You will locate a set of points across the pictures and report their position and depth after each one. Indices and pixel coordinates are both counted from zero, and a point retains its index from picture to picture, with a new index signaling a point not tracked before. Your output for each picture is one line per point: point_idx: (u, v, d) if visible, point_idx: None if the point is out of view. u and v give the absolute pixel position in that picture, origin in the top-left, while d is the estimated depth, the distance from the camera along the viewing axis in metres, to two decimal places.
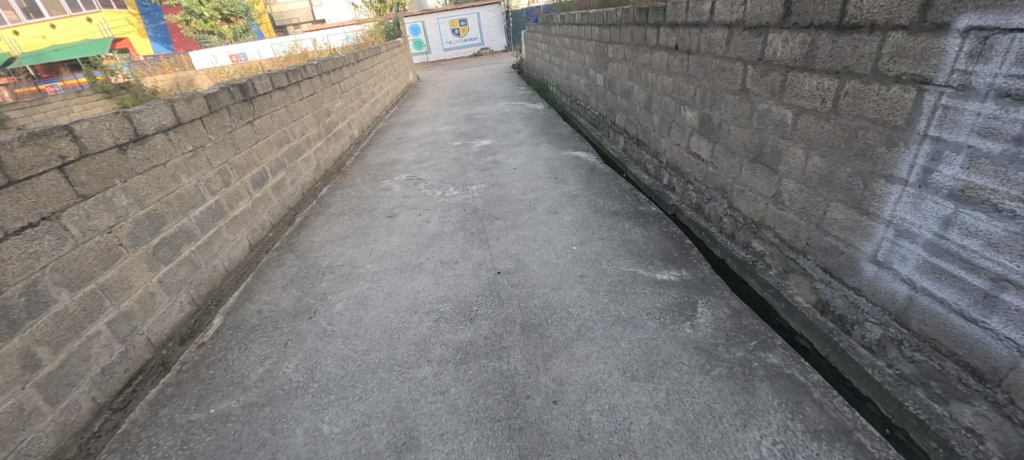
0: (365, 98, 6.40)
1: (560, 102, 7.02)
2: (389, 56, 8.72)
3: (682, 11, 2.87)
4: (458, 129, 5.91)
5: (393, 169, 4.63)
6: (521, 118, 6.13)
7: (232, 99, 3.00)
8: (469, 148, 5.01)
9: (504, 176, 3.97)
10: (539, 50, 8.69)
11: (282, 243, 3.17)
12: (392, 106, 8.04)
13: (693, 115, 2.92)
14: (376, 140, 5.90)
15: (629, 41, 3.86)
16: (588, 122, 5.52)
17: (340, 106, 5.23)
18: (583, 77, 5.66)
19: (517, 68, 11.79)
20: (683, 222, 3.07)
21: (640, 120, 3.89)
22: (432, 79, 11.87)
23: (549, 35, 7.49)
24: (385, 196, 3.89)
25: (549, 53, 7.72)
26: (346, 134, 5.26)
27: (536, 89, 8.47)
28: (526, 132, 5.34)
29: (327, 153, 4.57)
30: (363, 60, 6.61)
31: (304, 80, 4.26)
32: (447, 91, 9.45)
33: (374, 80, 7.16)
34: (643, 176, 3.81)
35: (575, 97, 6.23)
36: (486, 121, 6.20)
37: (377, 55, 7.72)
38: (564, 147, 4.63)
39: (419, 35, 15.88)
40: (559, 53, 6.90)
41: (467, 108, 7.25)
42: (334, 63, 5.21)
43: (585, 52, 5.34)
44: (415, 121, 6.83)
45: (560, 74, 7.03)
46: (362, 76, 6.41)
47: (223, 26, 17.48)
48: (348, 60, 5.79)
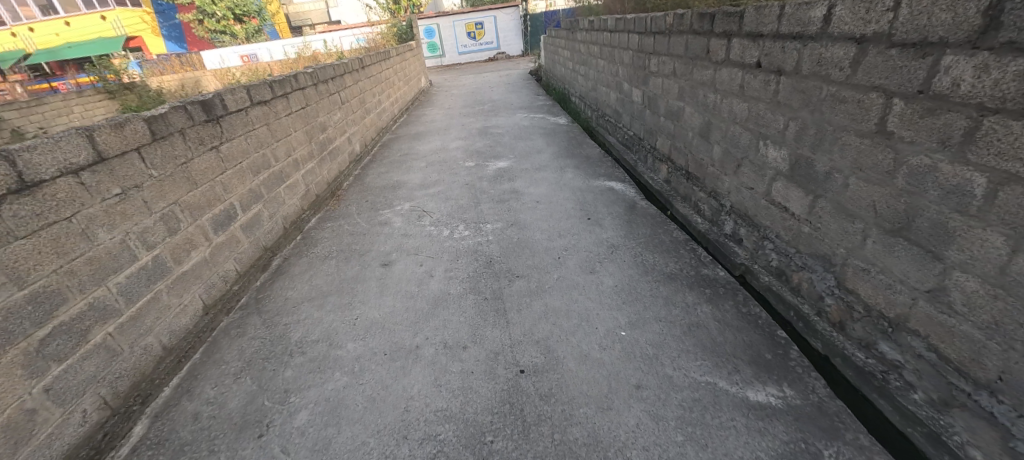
0: (370, 108, 5.78)
1: (584, 116, 6.33)
2: (400, 61, 8.11)
3: (770, 18, 2.18)
4: (472, 146, 5.25)
5: (395, 195, 4.00)
6: (543, 134, 5.45)
7: (190, 120, 2.39)
8: (484, 171, 4.35)
9: (525, 211, 3.30)
10: (561, 57, 8.02)
11: (249, 298, 2.55)
12: (401, 115, 7.43)
13: (780, 154, 2.22)
14: (379, 156, 5.27)
15: (681, 53, 3.16)
16: (619, 141, 4.83)
17: (338, 118, 4.61)
18: (615, 90, 4.96)
19: (535, 74, 11.13)
20: (758, 290, 2.38)
21: (693, 148, 3.19)
22: (445, 85, 11.28)
23: (573, 41, 6.81)
24: (382, 232, 3.25)
25: (573, 62, 7.04)
26: (344, 151, 4.64)
27: (557, 99, 7.78)
28: (548, 153, 4.66)
29: (319, 176, 3.95)
30: (369, 66, 5.99)
31: (294, 92, 3.64)
32: (460, 99, 8.82)
33: (381, 87, 6.54)
34: (695, 218, 3.12)
35: (603, 112, 5.53)
36: (503, 137, 5.53)
37: (386, 60, 7.10)
38: (595, 174, 3.93)
39: (433, 39, 15.34)
40: (585, 61, 6.21)
41: (481, 120, 6.60)
42: (333, 70, 4.59)
43: (619, 62, 4.65)
44: (425, 133, 6.20)
45: (585, 84, 6.34)
46: (367, 83, 5.79)
47: (235, 26, 17.13)
48: (351, 67, 5.17)
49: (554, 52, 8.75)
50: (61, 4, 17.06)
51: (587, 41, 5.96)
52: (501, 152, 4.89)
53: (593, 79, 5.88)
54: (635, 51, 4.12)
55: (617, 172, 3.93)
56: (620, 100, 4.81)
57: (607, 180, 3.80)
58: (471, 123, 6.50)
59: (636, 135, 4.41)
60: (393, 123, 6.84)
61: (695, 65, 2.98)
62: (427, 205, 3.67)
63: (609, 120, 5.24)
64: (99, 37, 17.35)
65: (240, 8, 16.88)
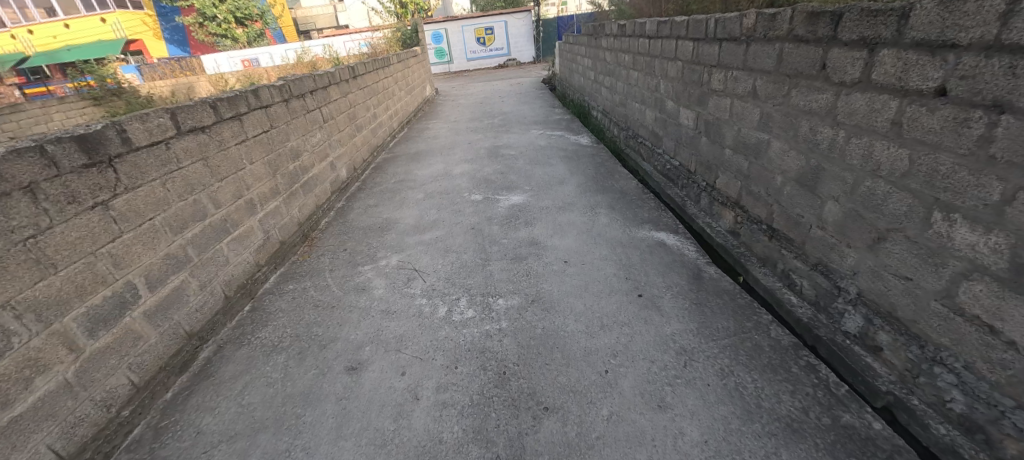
0: (361, 125, 4.95)
1: (610, 134, 5.47)
2: (401, 68, 7.28)
3: (978, 19, 1.33)
4: (480, 172, 4.40)
5: (383, 240, 3.16)
6: (564, 157, 4.58)
7: (51, 170, 1.58)
8: (494, 209, 3.50)
9: (550, 278, 2.45)
10: (580, 66, 7.17)
11: (145, 429, 1.72)
12: (401, 129, 6.62)
13: (990, 243, 1.37)
14: (370, 182, 4.43)
15: (769, 67, 2.30)
16: (659, 169, 3.96)
17: (318, 140, 3.77)
18: (653, 108, 4.10)
19: (549, 84, 10.30)
20: (929, 446, 1.58)
21: (784, 198, 2.32)
22: (453, 94, 10.50)
23: (597, 48, 5.94)
24: (357, 306, 2.40)
25: (595, 72, 6.19)
26: (324, 179, 3.81)
27: (575, 113, 6.92)
28: (574, 185, 3.79)
29: (287, 216, 3.12)
30: (362, 76, 5.15)
31: (252, 113, 2.82)
32: (468, 111, 7.98)
33: (377, 99, 5.70)
34: (787, 296, 2.25)
35: (636, 132, 4.67)
36: (517, 160, 4.67)
37: (385, 68, 6.27)
38: (637, 219, 3.06)
39: (441, 44, 14.66)
40: (612, 72, 5.33)
41: (491, 137, 5.76)
42: (312, 82, 3.77)
43: (661, 75, 3.78)
44: (427, 153, 5.35)
45: (612, 98, 5.47)
46: (358, 96, 4.96)
47: (237, 29, 16.46)
48: (337, 77, 4.35)
49: (572, 59, 7.89)
50: (60, 5, 16.49)
51: (615, 48, 5.10)
52: (515, 182, 4.03)
53: (623, 93, 5.01)
54: (687, 61, 3.25)
55: (666, 217, 3.06)
56: (661, 120, 3.94)
57: (655, 229, 2.93)
58: (479, 141, 5.64)
59: (683, 166, 3.55)
60: (390, 140, 6.00)
61: (795, 85, 2.11)
62: (420, 259, 2.82)
63: (644, 143, 4.38)
64: (98, 40, 16.77)
65: (242, 10, 16.20)
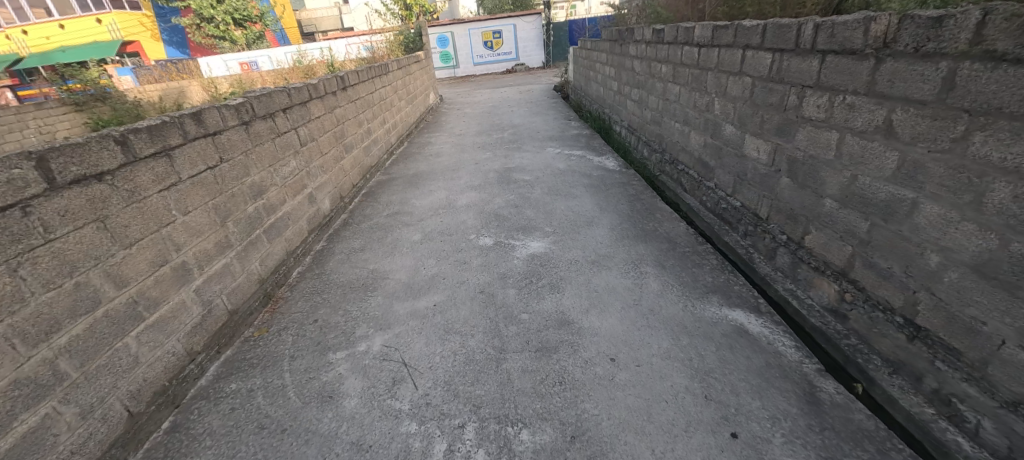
0: (351, 143, 4.22)
1: (638, 156, 4.73)
2: (402, 75, 6.55)
3: None
4: (491, 203, 3.66)
5: (365, 307, 2.42)
6: (590, 187, 3.83)
7: None
8: (509, 261, 2.76)
9: (594, 391, 1.71)
10: (600, 75, 6.43)
11: None
12: (400, 144, 5.89)
13: None
14: (358, 215, 3.70)
15: (924, 95, 1.58)
16: (711, 208, 3.21)
17: (292, 169, 3.04)
18: (701, 131, 3.35)
19: (562, 92, 9.56)
20: None
21: (943, 287, 1.59)
22: (458, 102, 9.79)
23: (622, 56, 5.20)
24: (318, 431, 1.67)
25: (620, 82, 5.45)
26: (299, 217, 3.08)
27: (595, 127, 6.17)
28: (608, 228, 3.04)
29: (241, 275, 2.39)
30: (353, 86, 4.42)
31: (191, 144, 2.12)
32: (474, 122, 7.23)
33: (371, 112, 4.96)
34: (957, 437, 1.53)
35: (675, 157, 3.93)
36: (534, 188, 3.92)
37: (382, 77, 5.53)
38: (700, 286, 2.31)
39: (446, 48, 13.99)
40: (643, 83, 4.59)
41: (502, 157, 5.02)
42: (285, 97, 3.05)
43: (717, 93, 3.04)
44: (428, 176, 4.61)
45: (641, 113, 4.72)
46: (347, 110, 4.23)
47: (235, 31, 15.79)
48: (320, 90, 3.62)
49: (590, 67, 7.15)
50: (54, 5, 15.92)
51: (647, 56, 4.37)
52: (534, 221, 3.28)
53: (656, 109, 4.27)
54: (760, 78, 2.52)
55: (739, 283, 2.32)
56: (713, 146, 3.19)
57: (727, 304, 2.19)
58: (488, 161, 4.90)
59: (746, 209, 2.83)
60: (387, 157, 5.28)
61: (988, 126, 1.40)
62: (412, 344, 2.08)
63: (686, 172, 3.65)
64: (92, 41, 16.08)
65: (240, 11, 15.52)
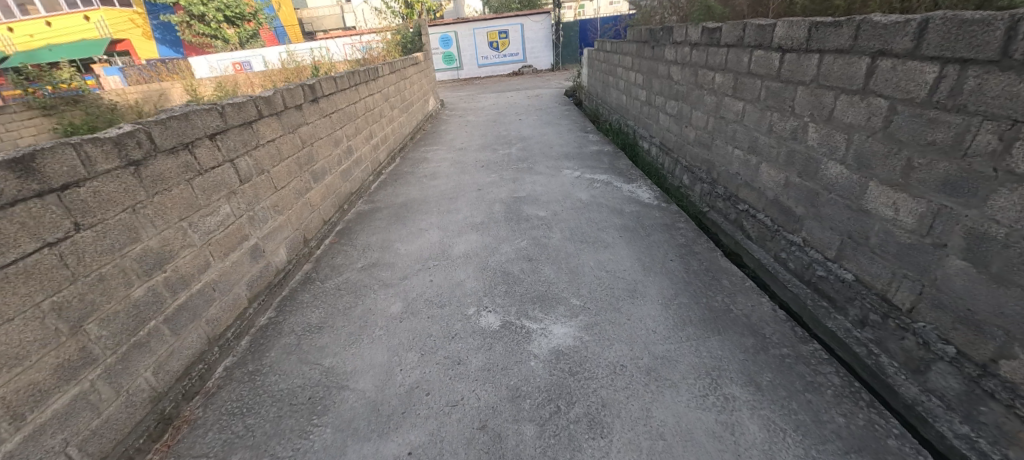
0: (323, 167, 3.37)
1: (676, 183, 3.88)
2: (395, 80, 5.69)
3: None
4: (497, 254, 2.80)
5: (304, 450, 1.59)
6: (626, 231, 2.96)
7: None
8: (523, 362, 1.90)
9: None
10: (623, 80, 5.56)
11: None
12: (390, 161, 5.04)
13: None
14: (324, 266, 2.85)
15: None
16: (797, 272, 2.36)
17: (224, 217, 2.20)
18: (781, 165, 2.49)
19: (574, 97, 8.70)
20: None
21: None
22: (461, 107, 8.95)
23: (655, 60, 4.33)
24: None
25: (651, 91, 4.58)
26: (234, 283, 2.23)
27: (618, 141, 5.29)
28: (660, 303, 2.18)
29: (113, 403, 1.57)
30: (327, 96, 3.58)
31: (3, 212, 1.33)
32: (478, 133, 6.36)
33: (354, 126, 4.11)
34: None
35: (731, 192, 3.07)
36: (552, 230, 3.06)
37: (369, 83, 4.67)
38: (831, 436, 1.47)
39: (450, 49, 13.19)
40: (684, 95, 3.73)
41: (511, 181, 4.16)
42: (216, 118, 2.22)
43: (813, 116, 2.19)
44: (420, 206, 3.76)
45: (681, 131, 3.85)
46: (319, 127, 3.38)
47: (228, 30, 15.03)
48: (276, 104, 2.78)
49: (609, 72, 6.28)
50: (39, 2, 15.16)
51: (692, 62, 3.51)
52: (555, 286, 2.42)
53: (703, 128, 3.41)
54: (908, 101, 1.67)
55: (893, 432, 1.47)
56: (803, 189, 2.33)
57: None
58: (493, 187, 4.04)
59: (864, 286, 1.98)
60: (374, 179, 4.43)
61: None
62: None
63: (751, 214, 2.80)
64: (80, 39, 15.30)
65: (233, 8, 14.70)
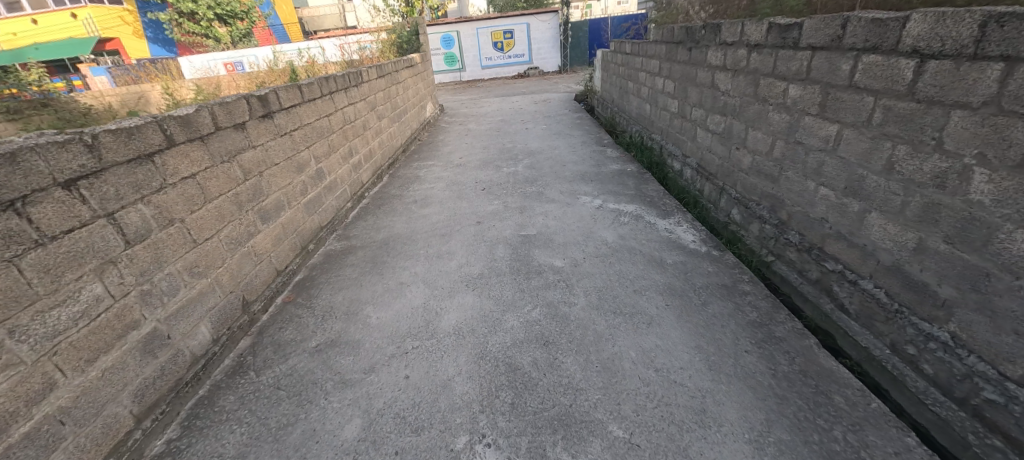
0: (278, 200, 2.63)
1: (722, 218, 3.13)
2: (384, 85, 4.94)
3: None
4: (499, 331, 2.06)
5: None
6: (673, 295, 2.20)
7: None
8: None
9: None
10: (648, 87, 4.80)
11: None
12: (376, 181, 4.30)
13: None
14: (266, 343, 2.11)
15: None
16: (938, 383, 1.65)
17: (89, 304, 1.48)
18: (911, 221, 1.73)
19: (586, 103, 7.92)
20: None
21: None
22: (462, 113, 8.20)
23: (694, 64, 3.56)
24: None
25: (685, 101, 3.82)
26: (106, 400, 1.51)
27: (642, 158, 4.53)
28: (748, 443, 1.44)
29: None
30: (288, 109, 2.83)
31: None
32: (480, 145, 5.61)
33: (327, 143, 3.36)
34: None
35: (810, 242, 2.32)
36: (574, 292, 2.31)
37: (350, 90, 3.92)
38: None
39: (451, 49, 12.46)
40: (736, 109, 2.97)
41: (518, 211, 3.41)
42: (82, 155, 1.49)
43: (990, 158, 1.46)
44: (404, 245, 3.02)
45: (731, 153, 3.09)
46: (274, 150, 2.64)
47: (220, 29, 14.33)
48: (200, 123, 2.04)
49: (629, 76, 5.51)
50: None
51: (751, 68, 2.75)
52: (583, 396, 1.68)
53: (767, 154, 2.65)
54: None
55: None
56: (963, 261, 1.56)
57: None
58: (496, 220, 3.29)
59: None
60: (353, 205, 3.69)
61: None
62: None
63: (847, 279, 2.05)
64: (67, 37, 14.58)
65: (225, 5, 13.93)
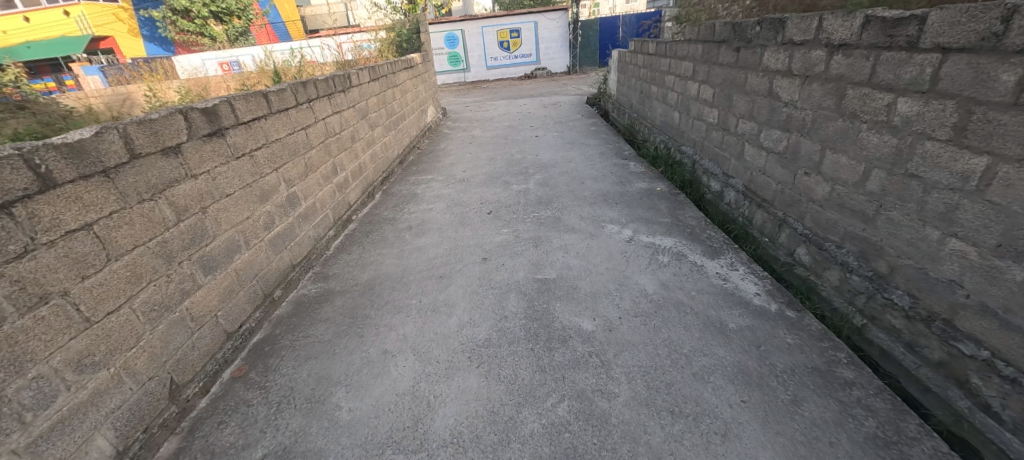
0: (232, 240, 2.06)
1: (784, 257, 2.55)
2: (378, 89, 4.38)
3: None
4: (514, 442, 1.49)
5: None
6: (750, 385, 1.62)
7: None
8: None
9: None
10: (677, 92, 4.20)
11: None
12: (366, 201, 3.73)
13: None
14: (196, 450, 1.55)
15: None
16: None
17: None
18: None
19: (600, 108, 7.33)
20: None
21: None
22: (466, 117, 7.62)
23: (743, 67, 2.98)
24: None
25: (728, 110, 3.23)
26: None
27: (672, 174, 3.94)
28: None
29: None
30: (248, 122, 2.26)
31: None
32: (485, 155, 5.03)
33: (304, 161, 2.80)
34: None
35: (928, 309, 1.76)
36: (612, 374, 1.73)
37: (334, 96, 3.34)
38: None
39: (455, 48, 11.89)
40: (808, 125, 2.38)
41: (531, 244, 2.83)
42: None
43: None
44: (392, 290, 2.45)
45: (796, 177, 2.51)
46: (227, 176, 2.07)
47: (216, 27, 13.79)
48: (97, 151, 1.47)
49: (652, 79, 4.92)
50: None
51: (833, 74, 2.17)
52: None
53: (855, 185, 2.07)
54: None
55: None
56: None
57: None
58: (506, 256, 2.72)
59: None
60: (336, 233, 3.12)
61: None
62: None
63: (1001, 374, 1.50)
64: (59, 35, 14.07)
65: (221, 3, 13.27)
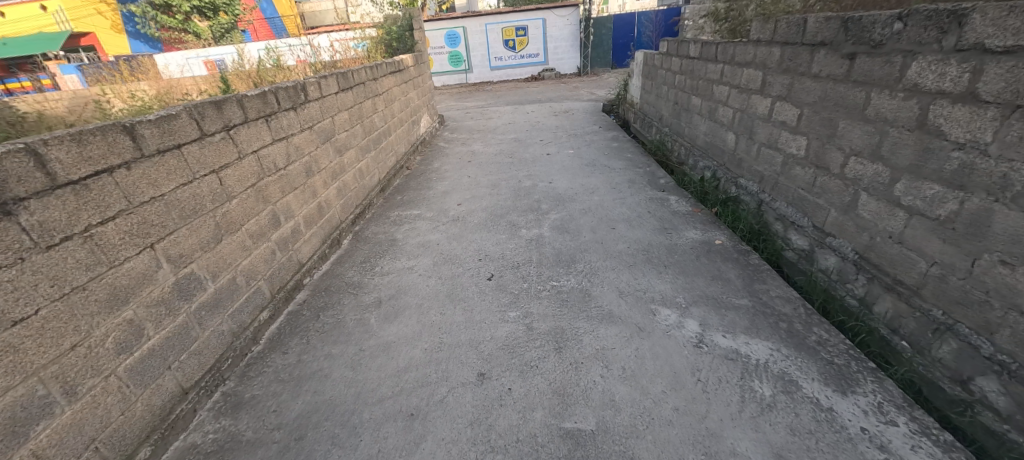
0: (25, 397, 1.19)
1: (950, 388, 1.65)
2: (351, 101, 3.46)
3: None
4: None
5: None
6: None
7: None
8: None
9: None
10: (734, 107, 3.25)
11: None
12: (328, 253, 2.81)
13: None
14: None
15: None
16: None
17: None
18: None
19: (619, 118, 6.38)
20: None
21: None
22: (465, 127, 6.69)
23: (862, 82, 2.03)
24: None
25: (828, 142, 2.28)
26: None
27: (732, 217, 2.99)
28: None
29: None
30: (78, 181, 1.34)
31: None
32: (486, 181, 4.10)
33: (215, 220, 1.88)
34: None
35: None
36: None
37: (277, 116, 2.42)
38: None
39: (456, 47, 10.97)
40: (1019, 187, 1.45)
41: (551, 345, 1.90)
42: None
43: None
44: (332, 442, 1.53)
45: (980, 266, 1.57)
46: (18, 286, 1.20)
47: (201, 23, 12.95)
48: None
49: (693, 88, 3.96)
50: None
51: None
52: None
53: None
54: None
55: None
56: None
57: None
58: (513, 368, 1.79)
59: None
60: (274, 313, 2.20)
61: None
62: None
63: None
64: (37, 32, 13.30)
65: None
